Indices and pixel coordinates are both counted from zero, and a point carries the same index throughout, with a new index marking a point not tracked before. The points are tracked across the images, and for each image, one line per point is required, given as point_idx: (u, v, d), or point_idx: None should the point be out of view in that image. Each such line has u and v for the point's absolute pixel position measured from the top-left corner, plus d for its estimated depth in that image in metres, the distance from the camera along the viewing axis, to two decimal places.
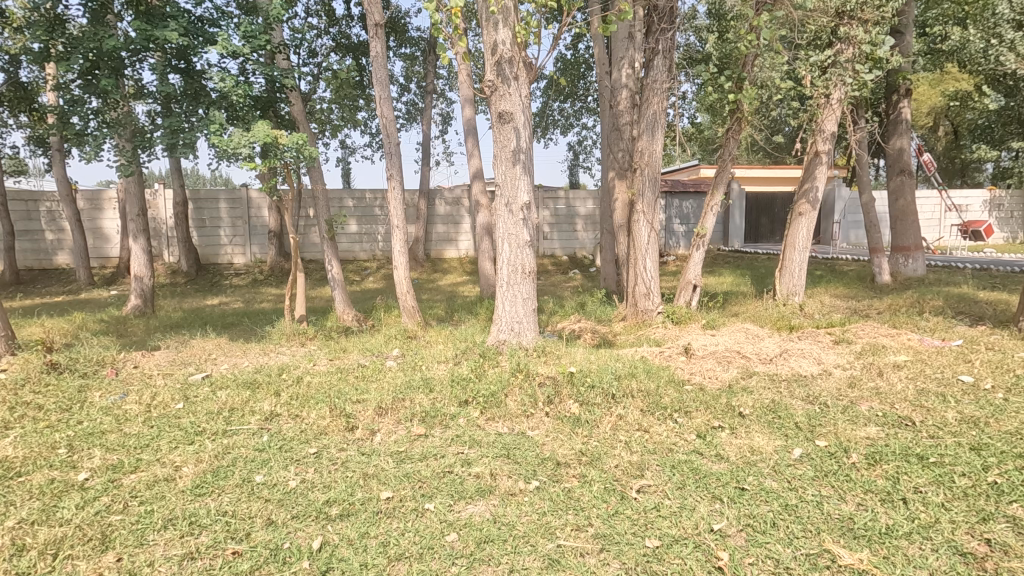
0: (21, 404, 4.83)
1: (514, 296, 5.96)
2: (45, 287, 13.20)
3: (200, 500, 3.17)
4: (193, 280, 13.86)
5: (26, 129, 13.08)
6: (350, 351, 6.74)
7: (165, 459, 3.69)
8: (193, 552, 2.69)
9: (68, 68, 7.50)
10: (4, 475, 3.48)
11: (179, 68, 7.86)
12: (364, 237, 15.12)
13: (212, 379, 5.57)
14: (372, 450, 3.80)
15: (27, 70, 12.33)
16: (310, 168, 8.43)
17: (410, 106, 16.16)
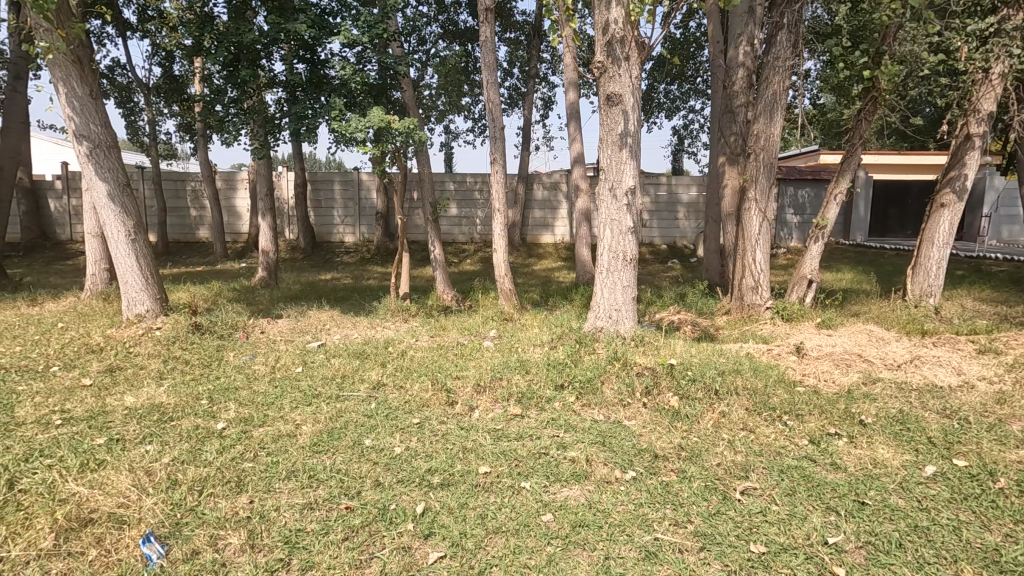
0: (173, 359, 5.53)
1: (614, 284, 5.85)
2: (189, 258, 14.91)
3: (318, 456, 3.46)
4: (309, 257, 15.02)
5: (177, 117, 14.76)
6: (450, 330, 6.99)
7: (288, 416, 4.07)
8: (312, 503, 2.93)
9: (215, 61, 8.36)
10: (160, 418, 4.01)
11: (306, 58, 8.49)
12: (463, 220, 15.56)
13: (327, 348, 6.04)
14: (471, 426, 3.93)
15: (179, 64, 13.92)
16: (418, 152, 8.76)
17: (513, 90, 16.26)
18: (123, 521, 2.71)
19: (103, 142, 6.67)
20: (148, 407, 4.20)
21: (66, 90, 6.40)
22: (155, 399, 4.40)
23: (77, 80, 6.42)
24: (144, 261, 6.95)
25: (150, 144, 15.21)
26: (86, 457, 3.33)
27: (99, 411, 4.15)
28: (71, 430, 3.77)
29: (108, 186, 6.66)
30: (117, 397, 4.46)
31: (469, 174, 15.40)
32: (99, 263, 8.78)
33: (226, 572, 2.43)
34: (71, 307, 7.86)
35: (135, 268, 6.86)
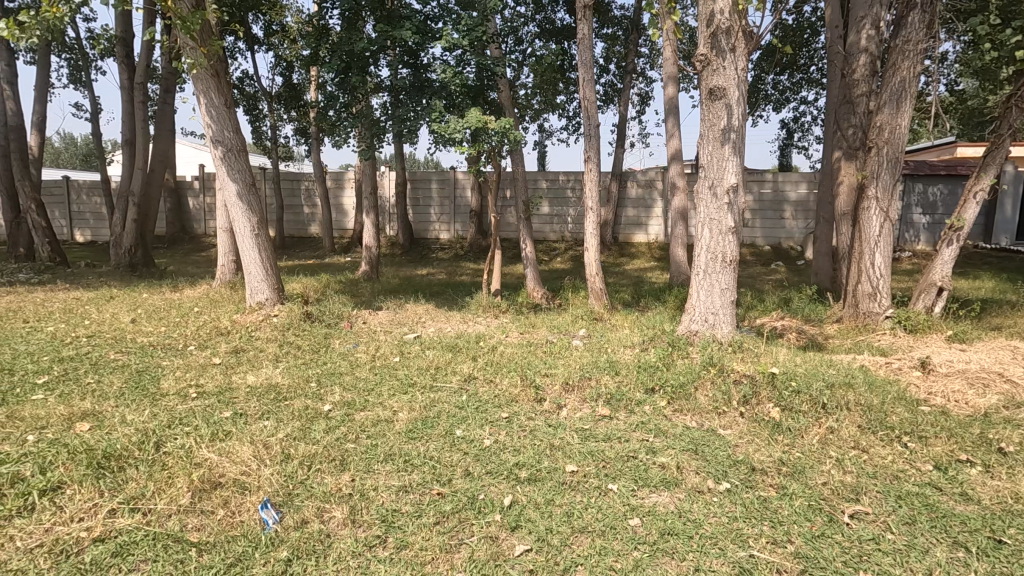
0: (287, 344, 6.06)
1: (711, 286, 5.60)
2: (301, 252, 16.19)
3: (413, 442, 3.65)
4: (408, 252, 15.78)
5: (295, 122, 16.07)
6: (539, 327, 7.04)
7: (386, 403, 4.32)
8: (408, 486, 3.10)
9: (329, 69, 9.00)
10: (276, 397, 4.41)
11: (410, 63, 8.91)
12: (555, 218, 15.58)
13: (422, 340, 6.31)
14: (558, 424, 3.95)
15: (298, 73, 15.15)
16: (512, 152, 8.90)
17: (608, 87, 16.00)
18: (245, 487, 3.01)
19: (234, 146, 7.43)
20: (266, 386, 4.64)
21: (206, 102, 7.19)
22: (272, 379, 4.84)
23: (214, 92, 7.19)
24: (265, 254, 7.65)
25: (271, 148, 16.70)
26: (215, 428, 3.74)
27: (225, 387, 4.64)
28: (203, 403, 4.25)
29: (237, 186, 7.41)
30: (241, 376, 4.96)
31: (561, 172, 15.36)
32: (228, 255, 9.78)
33: (331, 543, 2.62)
34: (204, 294, 8.84)
35: (257, 261, 7.58)
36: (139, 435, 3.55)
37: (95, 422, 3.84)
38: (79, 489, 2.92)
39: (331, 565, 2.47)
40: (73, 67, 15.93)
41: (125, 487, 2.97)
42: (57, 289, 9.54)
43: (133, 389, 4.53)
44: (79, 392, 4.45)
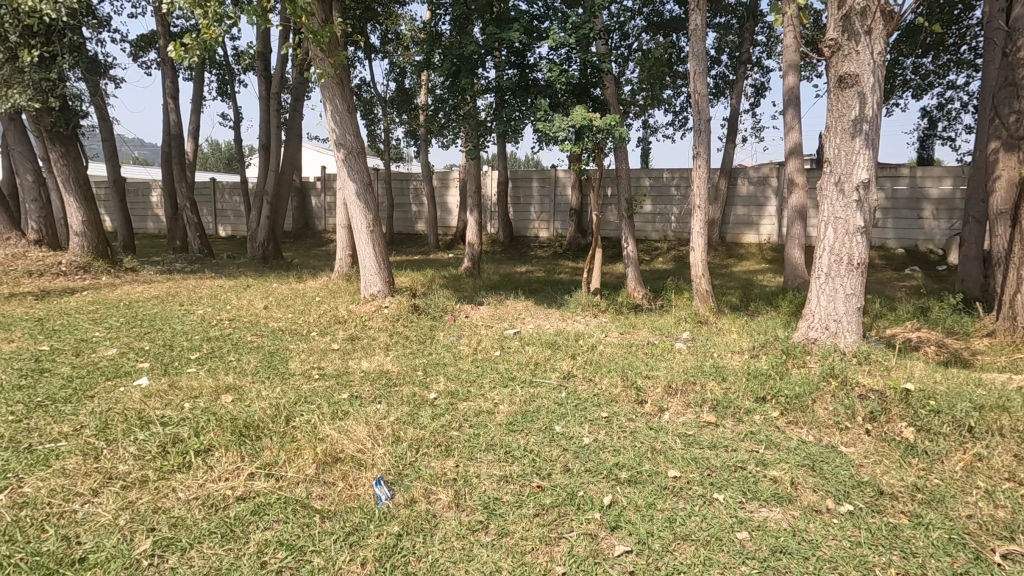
0: (397, 334, 6.45)
1: (834, 290, 5.16)
2: (408, 248, 17.07)
3: (514, 434, 3.73)
4: (507, 250, 16.09)
5: (406, 125, 16.97)
6: (639, 328, 6.89)
7: (488, 395, 4.45)
8: (509, 477, 3.18)
9: (440, 72, 9.39)
10: (387, 382, 4.72)
11: (516, 64, 9.08)
12: (658, 217, 15.12)
13: (522, 336, 6.42)
14: (660, 427, 3.85)
15: (410, 78, 15.98)
16: (616, 149, 8.76)
17: (720, 79, 15.22)
18: (362, 463, 3.26)
19: (354, 148, 8.01)
20: (378, 372, 4.98)
21: (331, 107, 7.82)
22: (384, 366, 5.18)
23: (339, 98, 7.79)
24: (379, 249, 8.17)
25: (384, 150, 17.78)
26: (335, 407, 4.08)
27: (343, 370, 5.04)
28: (324, 384, 4.65)
29: (356, 186, 7.99)
30: (357, 361, 5.36)
31: (666, 169, 14.85)
32: (345, 250, 10.56)
33: (437, 524, 2.75)
34: (325, 285, 9.64)
35: (371, 255, 8.12)
36: (272, 409, 3.96)
37: (237, 395, 4.34)
38: (225, 453, 3.32)
39: (438, 543, 2.60)
40: (221, 81, 17.98)
41: (261, 454, 3.33)
42: (206, 277, 10.88)
43: (266, 368, 5.06)
44: (224, 368, 5.05)
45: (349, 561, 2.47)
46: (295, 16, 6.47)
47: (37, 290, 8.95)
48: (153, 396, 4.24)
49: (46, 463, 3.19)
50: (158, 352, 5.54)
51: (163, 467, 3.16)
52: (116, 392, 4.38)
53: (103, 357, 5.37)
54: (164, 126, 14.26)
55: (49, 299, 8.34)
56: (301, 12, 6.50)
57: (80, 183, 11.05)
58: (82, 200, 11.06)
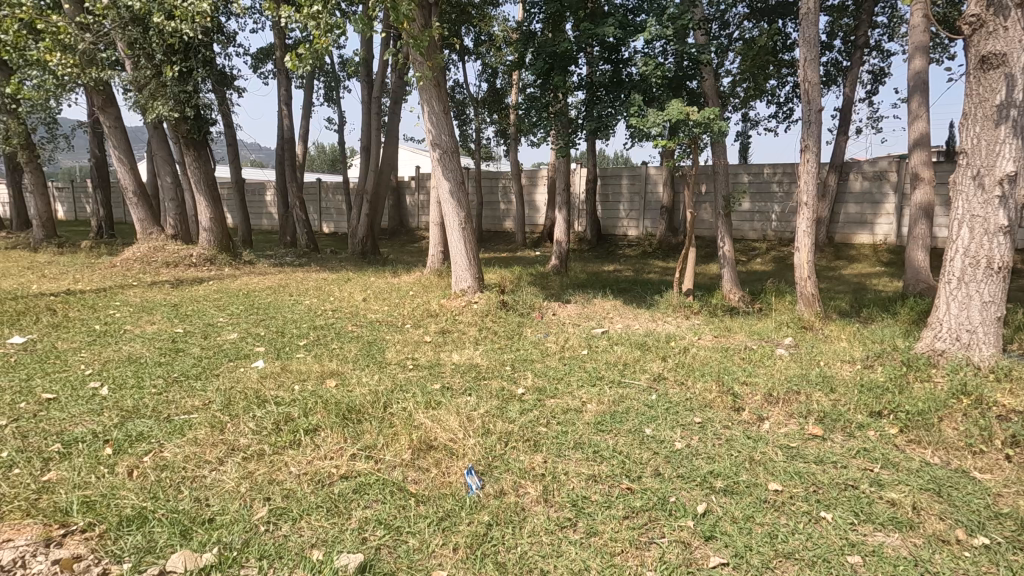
0: (486, 329, 6.59)
1: (968, 297, 4.61)
2: (496, 246, 17.38)
3: (602, 434, 3.69)
4: (594, 249, 15.92)
5: (496, 124, 17.27)
6: (735, 332, 6.55)
7: (575, 393, 4.44)
8: (597, 476, 3.15)
9: (532, 71, 9.46)
10: (477, 375, 4.84)
11: (610, 59, 8.95)
12: (757, 215, 14.28)
13: (610, 335, 6.32)
14: (759, 436, 3.64)
15: (501, 79, 16.25)
16: (714, 143, 8.37)
17: (831, 65, 14.06)
18: (453, 452, 3.38)
19: (448, 148, 8.27)
20: (468, 365, 5.12)
21: (428, 109, 8.11)
22: (474, 360, 5.32)
23: (435, 100, 8.07)
24: (469, 246, 8.39)
25: (475, 149, 18.21)
26: (428, 397, 4.24)
27: (435, 362, 5.24)
28: (418, 373, 4.87)
29: (450, 184, 8.26)
30: (448, 354, 5.55)
31: (767, 164, 13.97)
32: (437, 246, 10.92)
33: (526, 517, 2.78)
34: (418, 280, 10.05)
35: (463, 251, 8.35)
36: (372, 395, 4.20)
37: (340, 380, 4.65)
38: (330, 434, 3.56)
39: (526, 537, 2.63)
40: (328, 88, 19.26)
41: (362, 437, 3.54)
42: (312, 271, 11.72)
43: (365, 357, 5.37)
44: (329, 355, 5.43)
45: (441, 545, 2.56)
46: (397, 22, 6.79)
47: (173, 280, 10.08)
48: (269, 377, 4.65)
49: (182, 432, 3.60)
50: (271, 338, 6.06)
51: (277, 443, 3.45)
52: (237, 372, 4.85)
53: (227, 341, 5.96)
54: (279, 131, 15.50)
55: (182, 288, 9.37)
56: (403, 18, 6.82)
57: (209, 184, 12.30)
58: (210, 200, 12.32)
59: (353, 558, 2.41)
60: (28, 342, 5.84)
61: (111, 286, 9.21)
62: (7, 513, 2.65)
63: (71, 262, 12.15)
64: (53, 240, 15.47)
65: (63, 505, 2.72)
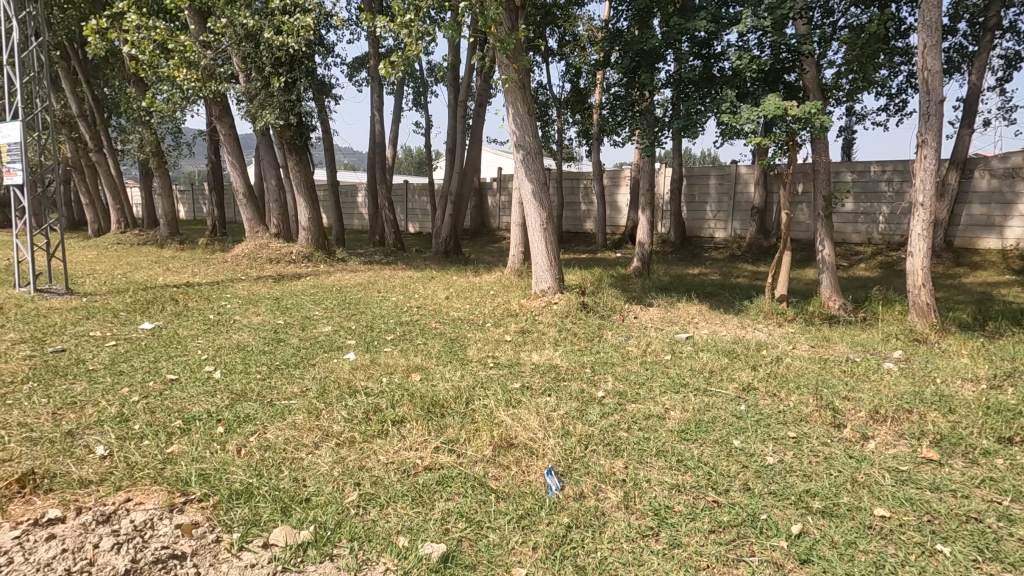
0: (565, 330, 6.57)
1: None
2: (576, 247, 17.26)
3: (686, 443, 3.56)
4: (678, 251, 15.40)
5: (579, 124, 17.16)
6: (835, 342, 6.08)
7: (658, 399, 4.31)
8: (680, 486, 3.04)
9: (618, 70, 9.30)
10: (556, 376, 4.83)
11: (701, 55, 8.64)
12: (861, 216, 13.18)
13: (695, 341, 6.09)
14: (864, 457, 3.35)
15: (585, 78, 16.11)
16: (814, 140, 7.83)
17: (955, 51, 12.66)
18: (534, 451, 3.39)
19: (532, 149, 8.32)
20: (548, 366, 5.12)
21: (513, 111, 8.20)
22: (553, 360, 5.32)
23: (520, 102, 8.14)
24: (550, 247, 8.40)
25: (556, 150, 18.18)
26: (509, 395, 4.30)
27: (515, 361, 5.29)
28: (499, 371, 4.94)
29: (532, 185, 8.31)
30: (528, 354, 5.58)
31: (875, 162, 12.86)
32: (518, 247, 11.01)
33: (606, 522, 2.75)
34: (499, 279, 10.20)
35: (544, 252, 8.37)
36: (455, 390, 4.32)
37: (424, 374, 4.82)
38: (415, 426, 3.70)
39: (606, 541, 2.59)
40: (417, 93, 20.00)
41: (445, 431, 3.65)
42: (399, 269, 12.23)
43: (447, 353, 5.53)
44: (414, 350, 5.64)
45: (521, 542, 2.59)
46: (485, 27, 6.93)
47: (275, 275, 10.89)
48: (360, 368, 4.93)
49: (282, 416, 3.88)
50: (362, 332, 6.40)
51: (367, 432, 3.63)
52: (331, 363, 5.16)
53: (321, 333, 6.36)
54: (371, 136, 16.29)
55: (283, 282, 10.11)
56: (491, 22, 6.96)
57: (308, 187, 13.18)
58: (309, 201, 13.20)
59: (436, 548, 2.48)
60: (155, 328, 6.55)
61: (223, 280, 10.12)
62: (139, 479, 2.99)
63: (191, 257, 13.46)
64: (176, 237, 17.24)
65: (184, 476, 3.02)
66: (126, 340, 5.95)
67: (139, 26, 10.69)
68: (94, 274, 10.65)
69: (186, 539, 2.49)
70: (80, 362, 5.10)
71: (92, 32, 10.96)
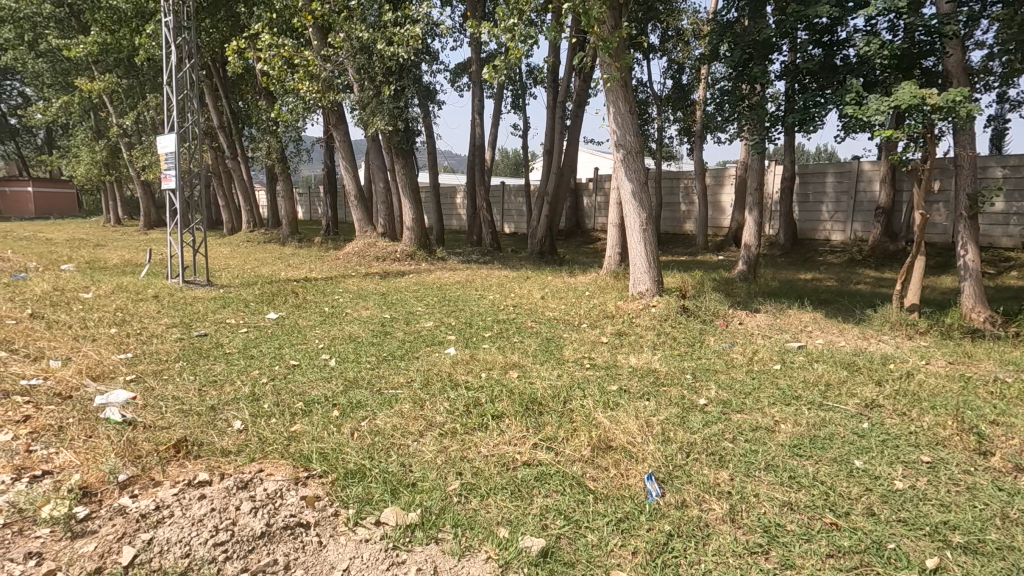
0: (665, 334, 6.37)
1: None
2: (675, 249, 16.64)
3: (799, 459, 3.32)
4: (788, 254, 14.36)
5: (680, 122, 16.57)
6: (980, 360, 5.37)
7: (766, 410, 4.06)
8: (793, 505, 2.85)
9: (727, 64, 8.84)
10: (655, 381, 4.70)
11: (822, 43, 8.02)
12: (1013, 217, 11.53)
13: (809, 351, 5.66)
14: (1017, 491, 2.94)
15: (688, 74, 15.51)
16: (958, 131, 6.98)
17: None
18: (632, 455, 3.33)
19: (633, 149, 8.15)
20: (646, 370, 5.00)
21: (615, 110, 8.09)
22: (652, 364, 5.18)
23: (622, 100, 8.01)
24: (649, 249, 8.18)
25: (656, 149, 17.64)
26: (606, 396, 4.26)
27: (612, 364, 5.21)
28: (595, 373, 4.90)
29: (632, 185, 8.14)
30: (625, 356, 5.49)
31: None
32: (615, 248, 10.81)
33: (710, 534, 2.64)
34: (594, 281, 10.09)
35: (642, 254, 8.17)
36: (553, 389, 4.36)
37: (521, 371, 4.92)
38: (513, 422, 3.78)
39: (711, 554, 2.49)
40: (515, 96, 20.34)
41: (543, 428, 3.69)
42: (495, 268, 12.50)
43: (544, 352, 5.57)
44: (512, 348, 5.75)
45: (620, 545, 2.56)
46: (588, 26, 6.90)
47: (381, 272, 11.56)
48: (460, 363, 5.11)
49: (390, 404, 4.12)
50: (461, 328, 6.63)
51: (468, 424, 3.76)
52: (433, 356, 5.40)
53: (424, 328, 6.66)
54: (471, 139, 16.77)
55: (388, 279, 10.70)
56: (594, 22, 6.91)
57: (412, 189, 13.85)
58: (413, 202, 13.87)
59: (536, 542, 2.53)
60: (279, 318, 7.22)
61: (336, 276, 10.93)
62: (269, 452, 3.33)
63: (308, 254, 14.65)
64: (296, 236, 18.83)
65: (306, 453, 3.31)
66: (255, 328, 6.63)
67: (270, 45, 11.81)
68: (228, 269, 11.92)
69: (310, 510, 2.73)
70: (219, 346, 5.75)
71: (232, 53, 12.28)
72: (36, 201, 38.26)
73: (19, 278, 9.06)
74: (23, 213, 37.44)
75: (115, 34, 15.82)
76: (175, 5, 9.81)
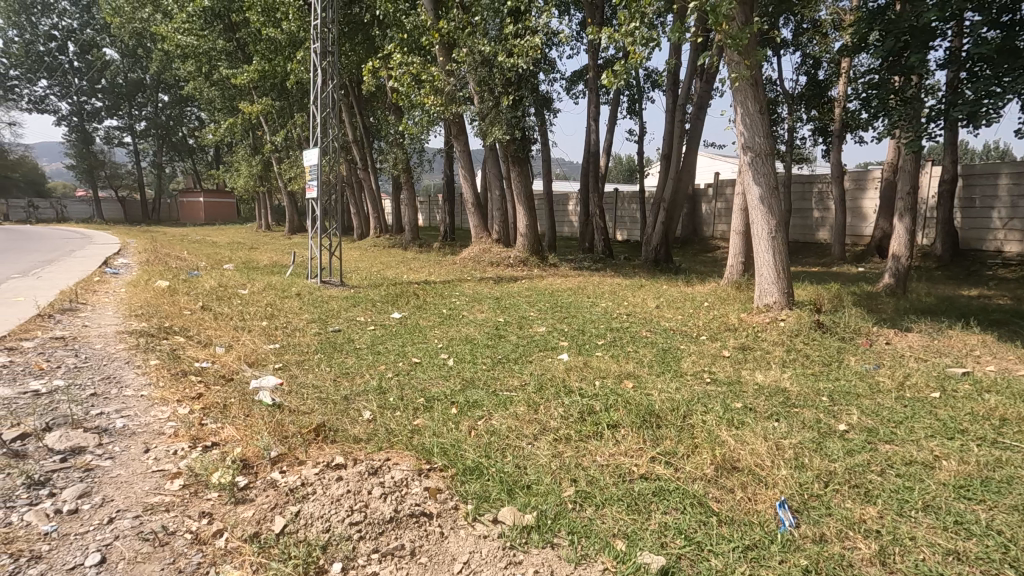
0: (796, 351, 5.86)
1: None
2: (806, 260, 15.28)
3: (968, 503, 2.88)
4: (947, 267, 12.59)
5: (815, 121, 15.23)
6: None
7: (923, 443, 3.57)
8: (961, 554, 2.47)
9: (877, 54, 7.96)
10: (785, 401, 4.32)
11: (999, 24, 6.96)
12: None
13: (976, 379, 4.89)
14: None
15: (826, 68, 14.23)
16: None
17: None
18: (761, 479, 3.10)
19: (762, 151, 7.61)
20: (775, 388, 4.62)
21: (742, 111, 7.63)
22: (781, 382, 4.80)
23: (751, 100, 7.54)
24: (779, 259, 7.58)
25: (787, 151, 16.33)
26: (730, 414, 4.00)
27: (735, 379, 4.90)
28: (718, 388, 4.62)
29: (760, 190, 7.61)
30: (750, 372, 5.12)
31: None
32: (737, 257, 10.17)
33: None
34: (714, 291, 9.57)
35: (771, 264, 7.59)
36: (671, 402, 4.18)
37: (636, 382, 4.78)
38: (629, 434, 3.67)
39: None
40: (632, 101, 19.99)
41: (661, 442, 3.55)
42: (607, 276, 12.31)
43: (661, 363, 5.38)
44: (626, 357, 5.64)
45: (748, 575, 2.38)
46: (715, 24, 6.58)
47: (495, 277, 11.92)
48: (574, 368, 5.11)
49: (505, 406, 4.21)
50: (574, 335, 6.61)
51: (582, 432, 3.72)
52: (547, 361, 5.45)
53: (537, 332, 6.75)
54: (586, 146, 16.73)
55: (502, 284, 11.00)
56: (722, 19, 6.56)
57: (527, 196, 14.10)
58: (528, 209, 14.11)
59: (656, 559, 2.43)
60: (402, 317, 7.71)
61: (453, 279, 11.46)
62: (394, 444, 3.54)
63: (428, 258, 15.50)
64: (416, 241, 19.99)
65: (428, 446, 3.48)
66: (382, 326, 7.14)
67: (402, 62, 12.68)
68: (359, 271, 12.97)
69: (432, 501, 2.87)
70: (352, 341, 6.28)
71: (367, 73, 13.36)
72: (205, 209, 44.57)
73: (192, 275, 10.55)
74: (196, 221, 43.78)
75: (273, 62, 17.95)
76: (322, 32, 10.89)
